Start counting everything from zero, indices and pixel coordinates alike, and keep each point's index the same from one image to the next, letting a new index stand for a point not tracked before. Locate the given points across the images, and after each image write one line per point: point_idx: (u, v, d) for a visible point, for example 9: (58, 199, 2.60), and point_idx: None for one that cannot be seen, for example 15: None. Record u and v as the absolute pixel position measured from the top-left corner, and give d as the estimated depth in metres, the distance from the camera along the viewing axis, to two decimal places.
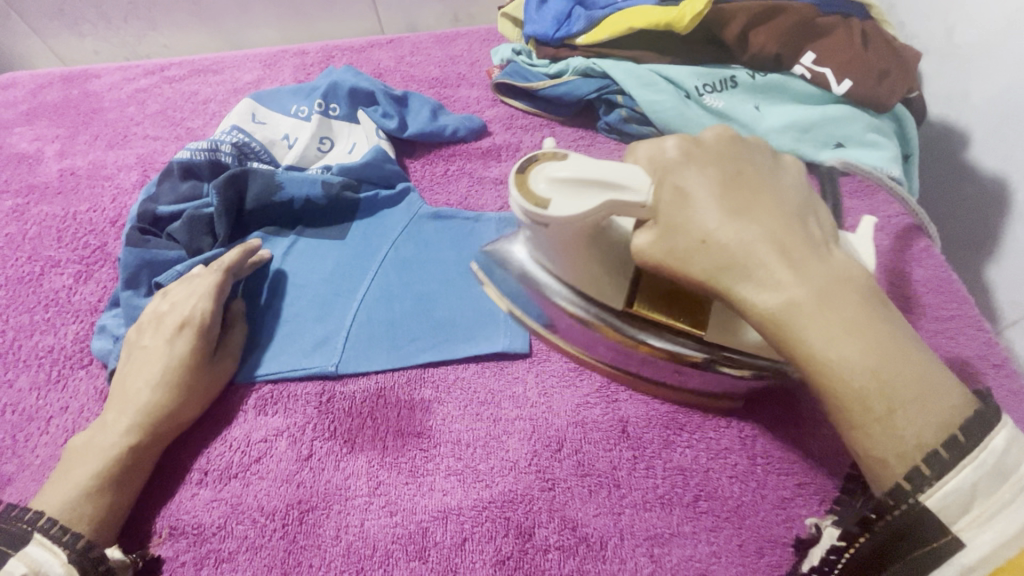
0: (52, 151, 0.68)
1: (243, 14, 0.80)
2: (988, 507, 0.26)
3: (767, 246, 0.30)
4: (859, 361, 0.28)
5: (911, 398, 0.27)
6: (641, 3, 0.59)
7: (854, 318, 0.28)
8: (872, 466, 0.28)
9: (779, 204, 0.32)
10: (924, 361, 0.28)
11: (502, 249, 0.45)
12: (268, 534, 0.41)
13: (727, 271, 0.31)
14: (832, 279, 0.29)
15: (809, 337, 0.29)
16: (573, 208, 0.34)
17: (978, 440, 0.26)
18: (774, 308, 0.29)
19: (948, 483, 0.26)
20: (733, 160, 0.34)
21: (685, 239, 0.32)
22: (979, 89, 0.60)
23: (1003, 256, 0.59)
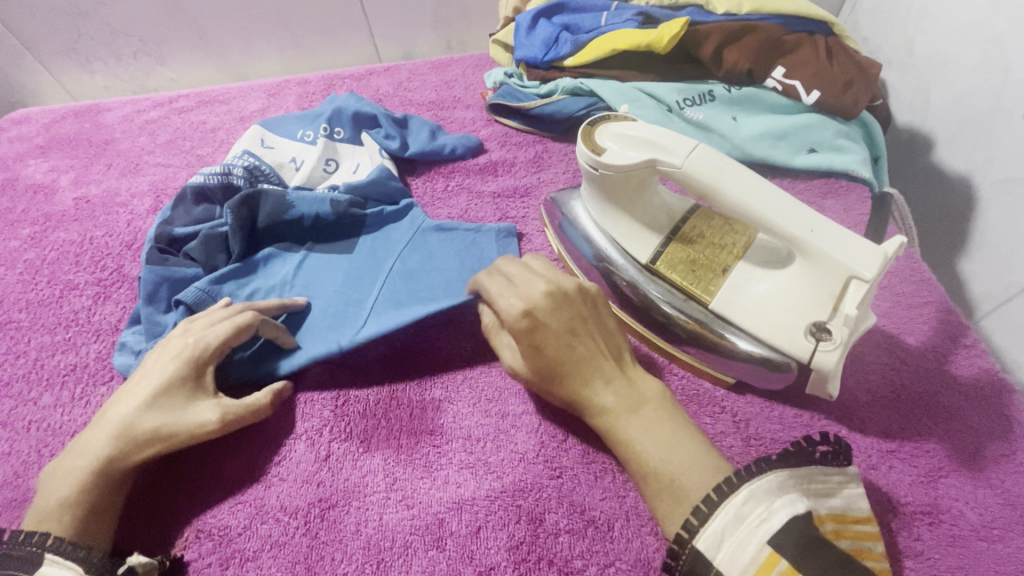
0: (67, 181, 0.71)
1: (248, 48, 0.84)
2: (738, 536, 0.32)
3: (588, 370, 0.41)
4: (654, 452, 0.37)
5: (687, 470, 0.36)
6: (623, 26, 0.64)
7: (640, 409, 0.40)
8: (666, 514, 0.36)
9: (603, 340, 0.42)
10: (695, 444, 0.37)
11: (568, 197, 0.54)
12: (291, 532, 0.42)
13: (572, 377, 0.41)
14: (638, 395, 0.40)
15: (629, 430, 0.39)
16: (618, 159, 0.44)
17: (724, 496, 0.33)
18: (605, 403, 0.40)
19: (708, 528, 0.33)
20: (576, 313, 0.42)
21: (557, 348, 0.41)
22: (940, 96, 0.65)
23: (973, 250, 0.62)
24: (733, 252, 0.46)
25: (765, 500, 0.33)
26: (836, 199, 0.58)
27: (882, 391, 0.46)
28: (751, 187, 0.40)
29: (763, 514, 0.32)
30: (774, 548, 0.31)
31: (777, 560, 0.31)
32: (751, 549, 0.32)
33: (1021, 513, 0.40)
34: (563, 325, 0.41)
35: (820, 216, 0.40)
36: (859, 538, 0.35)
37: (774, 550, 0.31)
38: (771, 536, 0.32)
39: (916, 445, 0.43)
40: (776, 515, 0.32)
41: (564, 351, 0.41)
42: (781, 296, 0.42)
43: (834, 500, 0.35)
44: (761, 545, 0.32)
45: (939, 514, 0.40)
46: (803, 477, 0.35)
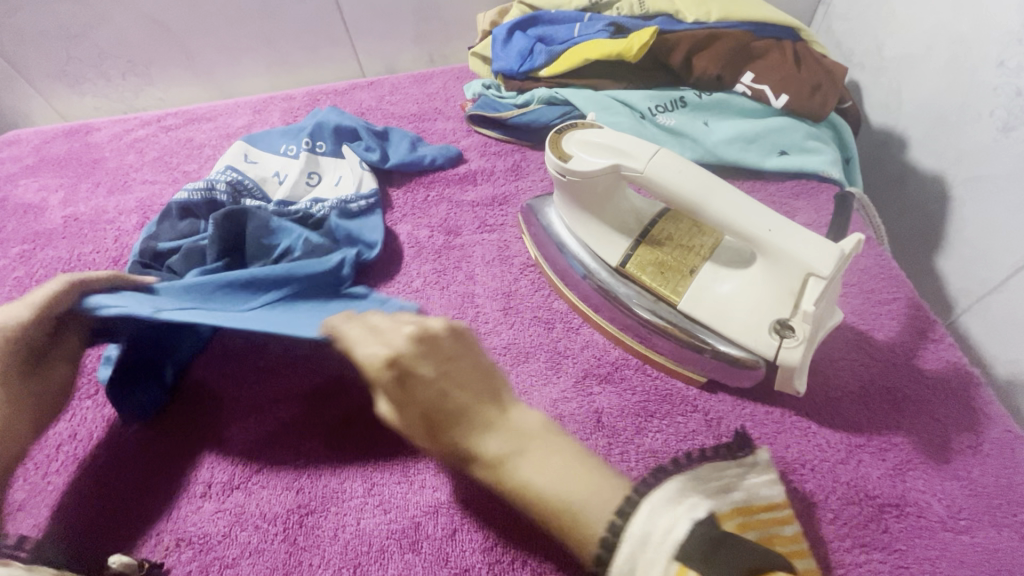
0: (56, 200, 0.73)
1: (234, 66, 0.86)
2: (646, 556, 0.30)
3: (464, 418, 0.36)
4: (551, 487, 0.33)
5: (589, 500, 0.33)
6: (596, 37, 0.66)
7: (531, 446, 0.35)
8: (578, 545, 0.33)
9: (478, 381, 0.38)
10: (588, 468, 0.34)
11: (542, 204, 0.55)
12: (270, 538, 0.43)
13: (452, 429, 0.36)
14: (528, 434, 0.36)
15: (521, 472, 0.34)
16: (586, 166, 0.45)
17: (627, 517, 0.31)
18: (492, 452, 0.35)
19: (619, 558, 0.31)
20: (443, 357, 0.38)
21: (423, 393, 0.37)
22: (911, 96, 0.67)
23: (949, 247, 0.62)
24: (700, 253, 0.47)
25: (665, 513, 0.32)
26: (808, 199, 0.59)
27: (851, 386, 0.46)
28: (704, 188, 0.41)
29: (668, 526, 0.31)
30: (681, 562, 0.30)
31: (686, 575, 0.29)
32: (660, 568, 0.30)
33: (987, 503, 0.40)
34: (434, 367, 0.37)
35: (780, 216, 0.41)
36: (767, 527, 0.36)
37: (682, 564, 0.30)
38: (678, 546, 0.30)
39: (885, 438, 0.44)
40: (680, 522, 0.31)
41: (440, 398, 0.36)
42: (743, 296, 0.43)
43: (738, 493, 0.36)
44: (669, 562, 0.30)
45: (907, 506, 0.41)
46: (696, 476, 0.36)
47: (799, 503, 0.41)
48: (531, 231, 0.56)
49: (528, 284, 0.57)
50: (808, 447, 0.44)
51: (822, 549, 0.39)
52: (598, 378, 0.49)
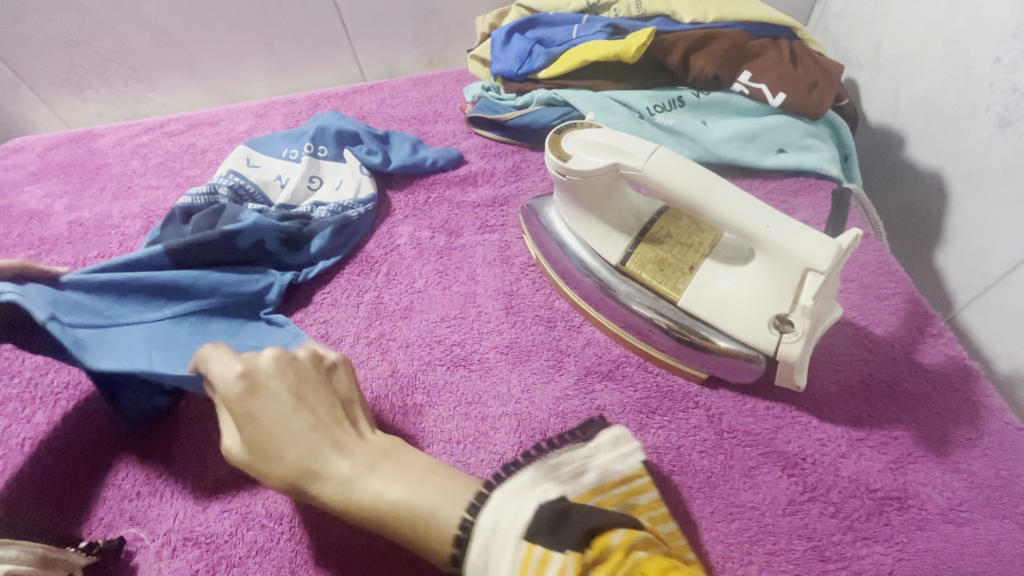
0: (61, 206, 0.73)
1: (235, 71, 0.87)
2: (495, 547, 0.31)
3: (318, 436, 0.37)
4: (403, 493, 0.34)
5: (439, 506, 0.33)
6: (594, 38, 0.66)
7: (381, 462, 0.36)
8: (433, 552, 0.33)
9: (332, 404, 0.39)
10: (439, 476, 0.36)
11: (542, 203, 0.55)
12: (277, 537, 0.43)
13: (302, 449, 0.36)
14: (378, 451, 0.37)
15: (368, 487, 0.35)
16: (585, 165, 0.45)
17: (475, 515, 0.32)
18: (340, 472, 0.35)
19: (473, 554, 0.31)
20: (300, 379, 0.40)
21: (277, 409, 0.38)
22: (908, 94, 0.67)
23: (948, 243, 0.63)
24: (700, 250, 0.48)
25: (506, 507, 0.33)
26: (806, 196, 0.60)
27: (850, 380, 0.47)
28: (701, 186, 0.41)
29: (513, 515, 0.32)
30: (528, 540, 0.31)
31: (533, 550, 0.30)
32: (510, 555, 0.31)
33: (988, 495, 0.41)
34: (286, 386, 0.39)
35: (778, 212, 0.41)
36: (626, 498, 0.39)
37: (529, 543, 0.31)
38: (525, 529, 0.31)
39: (886, 432, 0.44)
40: (525, 508, 0.33)
41: (282, 416, 0.37)
42: (742, 292, 0.44)
43: (589, 476, 0.40)
44: (518, 543, 0.31)
45: (908, 499, 0.41)
46: (541, 474, 0.38)
47: (801, 497, 0.42)
48: (531, 230, 0.57)
49: (530, 284, 0.57)
50: (809, 441, 0.44)
51: (824, 542, 0.40)
52: (600, 375, 0.50)
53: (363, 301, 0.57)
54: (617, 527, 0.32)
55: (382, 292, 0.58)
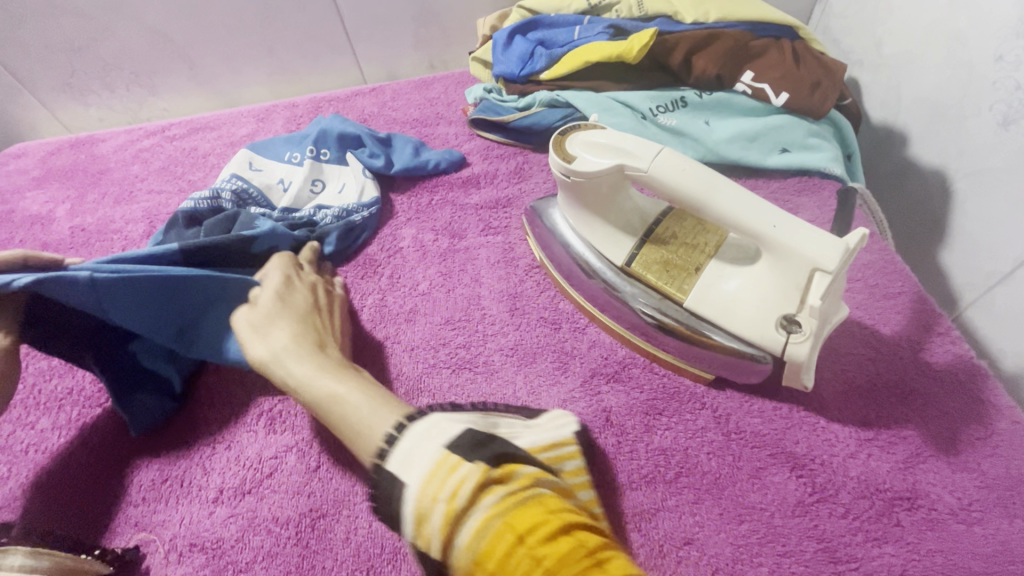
0: (63, 211, 0.73)
1: (236, 75, 0.87)
2: (420, 450, 0.34)
3: (308, 342, 0.45)
4: (351, 395, 0.41)
5: (376, 412, 0.39)
6: (595, 39, 0.66)
7: (342, 371, 0.43)
8: (363, 444, 0.38)
9: (326, 334, 0.48)
10: (384, 393, 0.41)
11: (546, 204, 0.55)
12: (283, 542, 0.43)
13: (297, 346, 0.45)
14: (344, 367, 0.44)
15: (326, 385, 0.42)
16: (590, 166, 0.45)
17: (410, 422, 0.37)
18: (308, 368, 0.43)
19: (399, 447, 0.35)
20: (312, 311, 0.49)
21: (284, 320, 0.47)
22: (910, 92, 0.67)
23: (953, 241, 0.63)
24: (705, 251, 0.47)
25: (438, 424, 0.36)
26: (810, 196, 0.59)
27: (858, 380, 0.47)
28: (704, 185, 0.41)
29: (441, 430, 0.35)
30: (447, 450, 0.34)
31: (449, 456, 0.33)
32: (429, 454, 0.34)
33: (999, 494, 0.41)
34: (306, 299, 0.50)
35: (783, 211, 0.41)
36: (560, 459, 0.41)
37: (448, 451, 0.34)
38: (449, 441, 0.34)
39: (894, 432, 0.44)
40: (454, 426, 0.36)
41: (288, 322, 0.46)
42: (748, 293, 0.43)
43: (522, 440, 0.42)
44: (438, 448, 0.34)
45: (918, 499, 0.41)
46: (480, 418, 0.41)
47: (810, 498, 0.41)
48: (535, 232, 0.57)
49: (534, 285, 0.57)
50: (817, 441, 0.44)
51: (834, 543, 0.39)
52: (606, 377, 0.50)
53: (367, 303, 0.57)
54: (527, 466, 0.35)
55: (386, 295, 0.58)
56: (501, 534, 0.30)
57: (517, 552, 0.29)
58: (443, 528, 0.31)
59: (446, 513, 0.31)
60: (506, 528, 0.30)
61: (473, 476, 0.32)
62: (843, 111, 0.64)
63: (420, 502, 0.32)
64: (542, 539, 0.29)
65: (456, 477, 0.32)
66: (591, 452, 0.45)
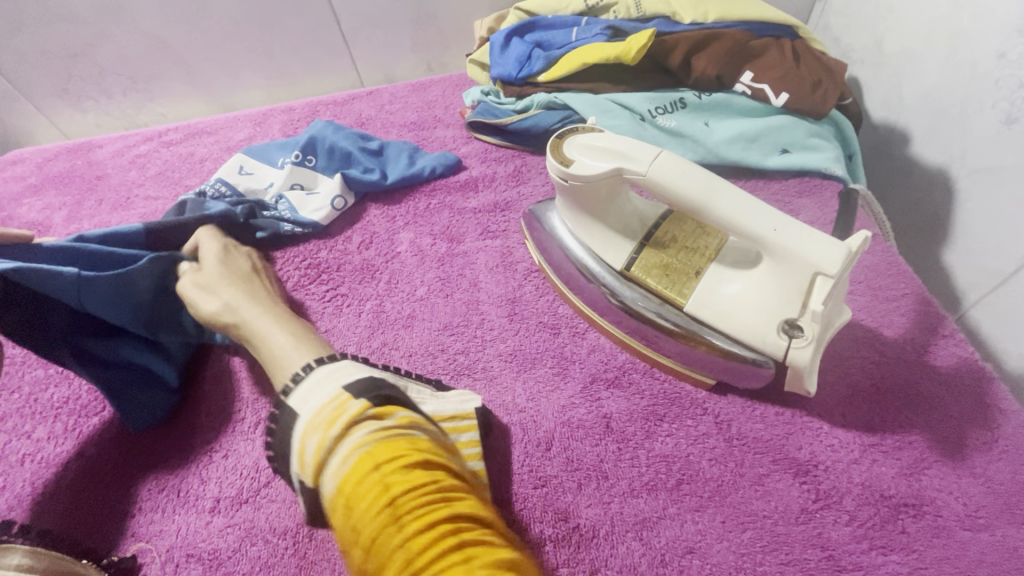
0: (60, 218, 0.73)
1: (233, 79, 0.86)
2: (319, 388, 0.37)
3: (249, 296, 0.49)
4: (278, 339, 0.45)
5: (293, 355, 0.44)
6: (593, 40, 0.66)
7: (279, 319, 0.48)
8: (280, 376, 0.44)
9: (266, 291, 0.52)
10: (309, 338, 0.46)
11: (545, 207, 0.55)
12: (280, 552, 0.43)
13: (236, 302, 0.48)
14: (283, 316, 0.48)
15: (261, 332, 0.46)
16: (587, 170, 0.45)
17: (319, 363, 0.41)
18: (245, 317, 0.47)
19: (302, 386, 0.38)
20: (253, 273, 0.53)
21: (227, 279, 0.50)
22: (912, 91, 0.66)
23: (956, 241, 0.62)
24: (706, 254, 0.47)
25: (340, 365, 0.40)
26: (811, 197, 0.59)
27: (863, 385, 0.46)
28: (702, 188, 0.41)
29: (340, 371, 0.39)
30: (341, 387, 0.36)
31: (339, 393, 0.36)
32: (323, 391, 0.37)
33: (1005, 500, 0.40)
34: (250, 261, 0.54)
35: (783, 214, 0.40)
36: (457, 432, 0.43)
37: (340, 389, 0.36)
38: (348, 383, 0.37)
39: (899, 437, 0.43)
40: (353, 368, 0.39)
41: (232, 280, 0.50)
42: (749, 297, 0.43)
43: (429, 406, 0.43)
44: (334, 386, 0.37)
45: (923, 506, 0.40)
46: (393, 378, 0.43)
47: (814, 505, 0.41)
48: (534, 235, 0.56)
49: (532, 290, 0.57)
50: (821, 447, 0.43)
51: (838, 551, 0.39)
52: (607, 382, 0.49)
53: (365, 309, 0.57)
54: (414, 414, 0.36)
55: (383, 300, 0.57)
56: (360, 459, 0.31)
57: (367, 474, 0.30)
58: (317, 454, 0.33)
59: (321, 441, 0.33)
60: (362, 452, 0.31)
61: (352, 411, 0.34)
62: (845, 111, 0.63)
63: (307, 431, 0.35)
64: (395, 465, 0.30)
65: (341, 411, 0.34)
66: (488, 429, 0.47)
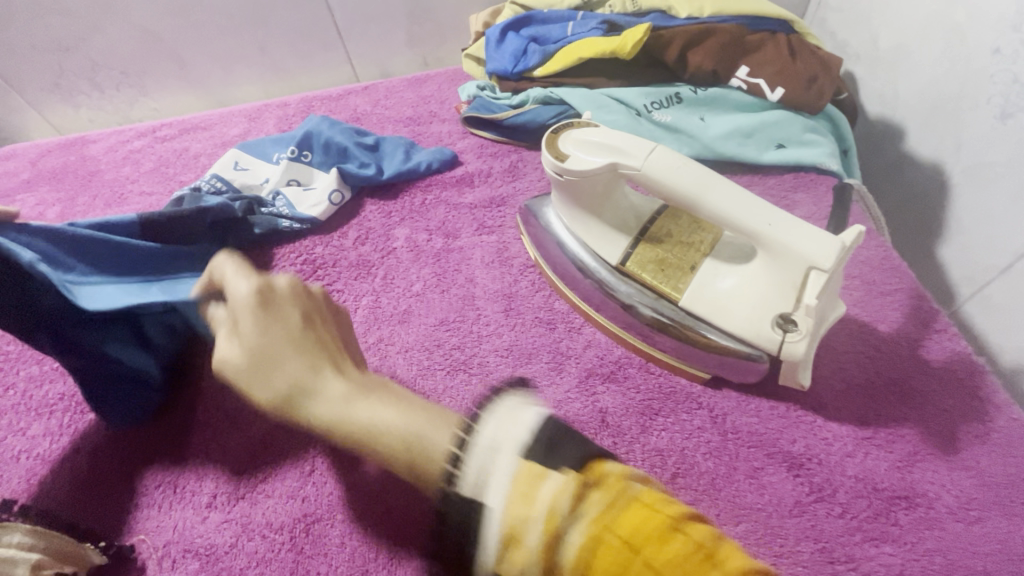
0: (53, 214, 0.73)
1: (227, 74, 0.86)
2: (490, 470, 0.28)
3: (317, 368, 0.34)
4: (396, 424, 0.31)
5: (425, 445, 0.30)
6: (589, 35, 0.65)
7: (374, 389, 0.34)
8: (425, 483, 0.30)
9: (331, 341, 0.36)
10: (426, 412, 0.32)
11: (540, 203, 0.55)
12: (277, 547, 0.43)
13: (301, 381, 0.33)
14: (371, 384, 0.34)
15: (356, 418, 0.32)
16: (582, 164, 0.45)
17: (468, 432, 0.29)
18: (325, 399, 0.33)
19: (468, 472, 0.28)
20: (306, 314, 0.37)
21: (279, 346, 0.34)
22: (908, 86, 0.66)
23: (951, 236, 0.62)
24: (701, 249, 0.47)
25: (504, 420, 0.30)
26: (806, 192, 0.59)
27: (857, 379, 0.46)
28: (699, 184, 0.41)
29: (510, 433, 0.29)
30: (524, 459, 0.28)
31: (528, 467, 0.27)
32: (505, 472, 0.27)
33: (997, 493, 0.40)
34: (299, 311, 0.37)
35: (778, 209, 0.40)
36: None
37: (526, 462, 0.27)
38: (522, 440, 0.28)
39: (892, 431, 0.44)
40: (523, 424, 0.29)
41: (284, 343, 0.35)
42: (745, 291, 0.43)
43: None
44: (515, 462, 0.28)
45: (916, 498, 0.40)
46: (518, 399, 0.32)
47: (807, 498, 0.41)
48: (530, 231, 0.56)
49: (528, 285, 0.57)
50: (814, 440, 0.44)
51: (832, 543, 0.39)
52: (602, 377, 0.49)
53: (361, 305, 0.57)
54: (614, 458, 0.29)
55: (379, 296, 0.57)
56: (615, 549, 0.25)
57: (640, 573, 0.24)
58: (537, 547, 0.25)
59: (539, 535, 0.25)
60: (609, 535, 0.25)
61: (560, 486, 0.26)
62: (841, 106, 0.63)
63: (505, 520, 0.26)
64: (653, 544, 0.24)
65: (539, 487, 0.26)
66: None
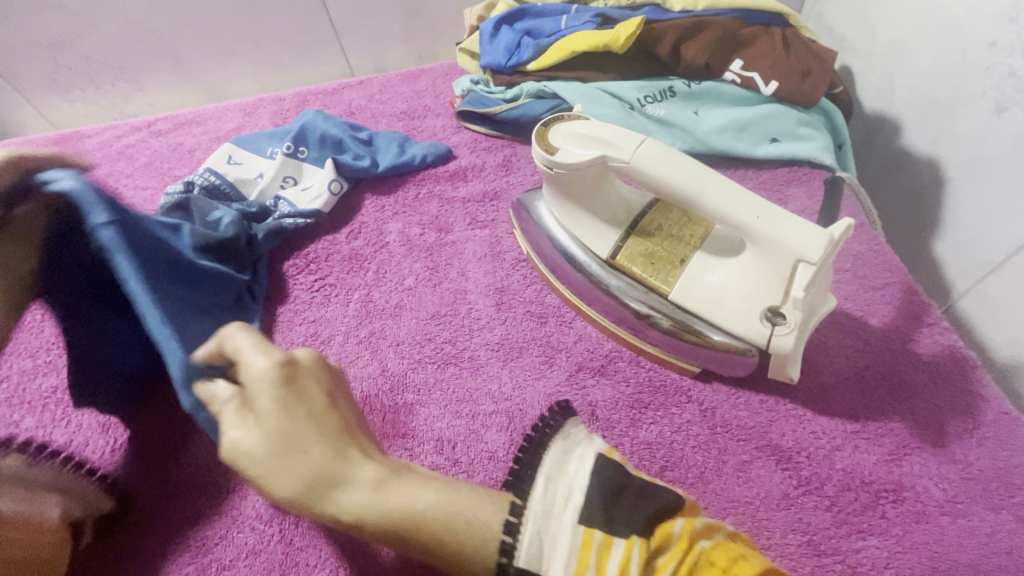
0: None
1: (222, 69, 0.86)
2: (551, 532, 0.33)
3: (347, 457, 0.33)
4: (442, 511, 0.32)
5: (473, 530, 0.32)
6: (583, 28, 0.65)
7: (404, 473, 0.34)
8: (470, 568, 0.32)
9: (352, 424, 0.35)
10: (463, 494, 0.34)
11: (532, 196, 0.55)
12: (266, 539, 0.43)
13: (332, 471, 0.32)
14: (398, 468, 0.35)
15: (397, 507, 0.32)
16: (571, 157, 0.44)
17: (525, 499, 0.34)
18: (359, 491, 0.32)
19: (525, 542, 0.32)
20: (324, 393, 0.35)
21: (305, 433, 0.32)
22: (904, 80, 0.66)
23: (946, 230, 0.62)
24: (690, 243, 0.47)
25: (561, 481, 0.35)
26: (799, 186, 0.59)
27: (847, 372, 0.46)
28: (688, 178, 0.41)
29: (566, 492, 0.35)
30: (585, 524, 0.33)
31: (591, 534, 0.32)
32: (565, 537, 0.32)
33: (985, 486, 0.40)
34: (323, 391, 0.35)
35: (767, 202, 0.40)
36: None
37: (586, 528, 0.33)
38: (576, 500, 0.34)
39: (881, 424, 0.44)
40: (574, 488, 0.35)
41: (312, 427, 0.33)
42: (733, 285, 0.43)
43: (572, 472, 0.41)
44: (575, 526, 0.33)
45: (904, 491, 0.40)
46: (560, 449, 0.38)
47: (795, 491, 0.41)
48: (522, 225, 0.56)
49: (520, 279, 0.57)
50: (803, 434, 0.44)
51: (819, 536, 0.39)
52: (593, 371, 0.49)
53: (352, 299, 0.57)
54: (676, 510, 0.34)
55: (372, 290, 0.57)
56: None
57: None
58: None
59: None
60: None
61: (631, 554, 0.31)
62: (835, 100, 0.63)
63: None
64: None
65: (608, 557, 0.31)
66: None
